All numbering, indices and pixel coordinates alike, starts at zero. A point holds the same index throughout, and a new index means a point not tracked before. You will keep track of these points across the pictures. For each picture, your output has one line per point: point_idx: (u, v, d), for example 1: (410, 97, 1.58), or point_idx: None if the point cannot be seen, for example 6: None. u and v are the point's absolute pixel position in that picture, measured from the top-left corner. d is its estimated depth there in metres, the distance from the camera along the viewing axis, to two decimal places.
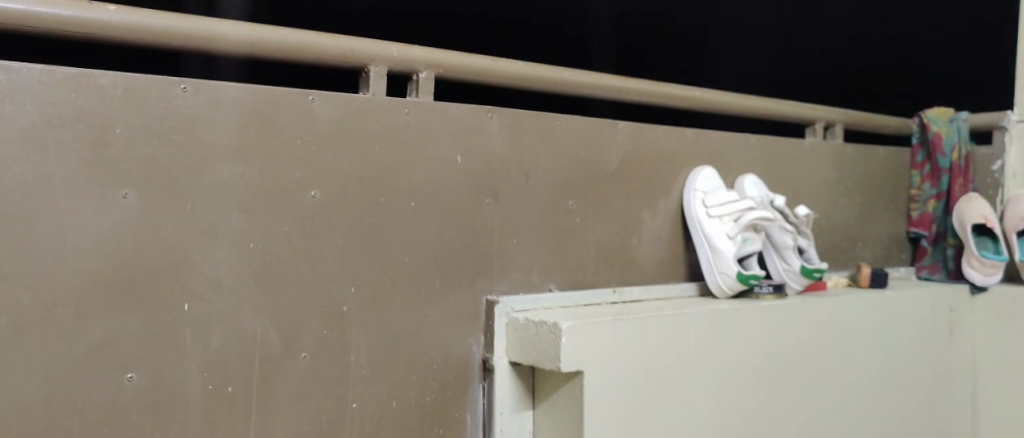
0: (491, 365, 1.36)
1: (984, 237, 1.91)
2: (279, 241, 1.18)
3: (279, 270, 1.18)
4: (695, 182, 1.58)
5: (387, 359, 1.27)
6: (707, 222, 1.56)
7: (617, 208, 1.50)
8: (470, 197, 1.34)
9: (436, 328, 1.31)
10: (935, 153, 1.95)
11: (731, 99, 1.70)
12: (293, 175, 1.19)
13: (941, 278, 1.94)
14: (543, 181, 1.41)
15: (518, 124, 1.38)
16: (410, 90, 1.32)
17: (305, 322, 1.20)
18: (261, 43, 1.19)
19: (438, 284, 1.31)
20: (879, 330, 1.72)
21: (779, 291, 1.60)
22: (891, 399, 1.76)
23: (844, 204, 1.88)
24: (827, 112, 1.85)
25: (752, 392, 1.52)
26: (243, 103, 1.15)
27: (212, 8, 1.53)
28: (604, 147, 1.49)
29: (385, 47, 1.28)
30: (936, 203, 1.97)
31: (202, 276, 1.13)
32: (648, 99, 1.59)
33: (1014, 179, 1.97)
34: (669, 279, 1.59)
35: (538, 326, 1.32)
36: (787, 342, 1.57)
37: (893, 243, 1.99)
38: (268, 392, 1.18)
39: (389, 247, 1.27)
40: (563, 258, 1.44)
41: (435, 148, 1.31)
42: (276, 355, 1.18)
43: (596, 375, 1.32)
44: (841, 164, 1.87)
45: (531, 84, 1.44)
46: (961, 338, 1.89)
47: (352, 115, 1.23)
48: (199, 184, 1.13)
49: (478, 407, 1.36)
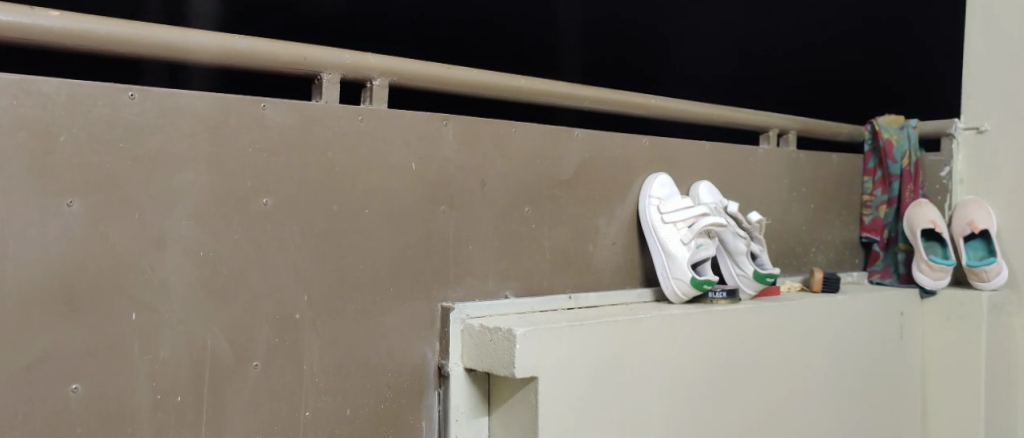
0: (446, 372, 1.36)
1: (933, 242, 1.95)
2: (230, 249, 1.17)
3: (230, 278, 1.18)
4: (650, 188, 1.60)
5: (341, 367, 1.26)
6: (662, 228, 1.57)
7: (572, 215, 1.51)
8: (425, 204, 1.34)
9: (391, 336, 1.31)
10: (886, 160, 1.99)
11: (685, 106, 1.72)
12: (243, 183, 1.18)
13: (892, 282, 1.98)
14: (498, 187, 1.42)
15: (473, 132, 1.39)
16: (364, 98, 1.32)
17: (256, 330, 1.20)
18: (210, 51, 1.19)
19: (394, 291, 1.31)
20: (830, 333, 1.75)
21: (733, 296, 1.61)
22: (842, 401, 1.79)
23: (797, 210, 1.91)
24: (780, 119, 1.88)
25: (703, 396, 1.53)
26: (194, 111, 1.15)
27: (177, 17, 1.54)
28: (559, 155, 1.50)
29: (338, 54, 1.28)
30: (887, 209, 2.01)
31: (151, 285, 1.13)
32: (603, 107, 1.60)
33: (961, 185, 2.00)
34: (624, 285, 1.60)
35: (492, 333, 1.33)
36: (738, 346, 1.59)
37: (845, 247, 2.03)
38: (218, 402, 1.17)
39: (342, 254, 1.26)
40: (519, 264, 1.45)
41: (390, 155, 1.31)
42: (226, 364, 1.18)
43: (549, 380, 1.32)
44: (793, 171, 1.90)
45: (485, 92, 1.44)
46: (909, 341, 1.92)
47: (304, 123, 1.23)
48: (148, 192, 1.12)
49: (433, 413, 1.36)
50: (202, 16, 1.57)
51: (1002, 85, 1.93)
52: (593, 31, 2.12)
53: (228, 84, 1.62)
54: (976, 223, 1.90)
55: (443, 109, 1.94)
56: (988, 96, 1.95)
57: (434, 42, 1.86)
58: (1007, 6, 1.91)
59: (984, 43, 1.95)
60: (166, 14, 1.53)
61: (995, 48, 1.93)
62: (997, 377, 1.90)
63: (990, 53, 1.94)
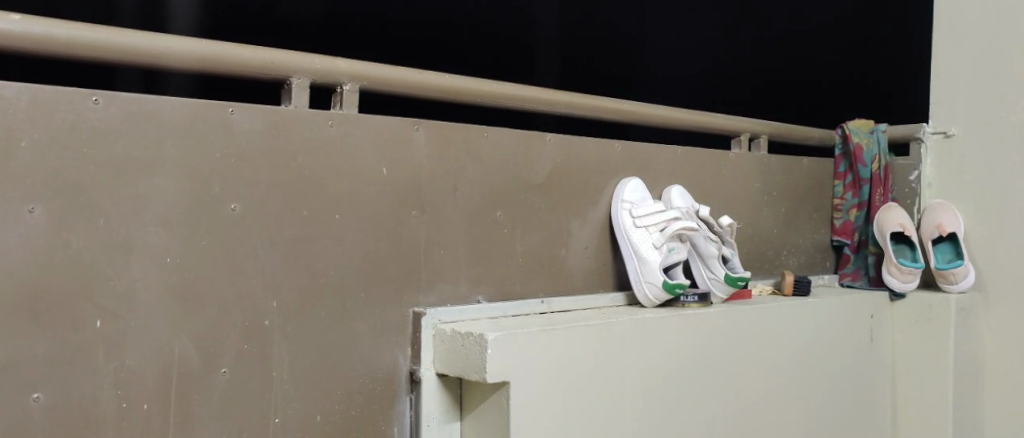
0: (418, 377, 1.36)
1: (903, 245, 1.97)
2: (197, 256, 1.17)
3: (198, 285, 1.17)
4: (622, 193, 1.60)
5: (311, 373, 1.26)
6: (634, 232, 1.58)
7: (545, 219, 1.52)
8: (396, 209, 1.34)
9: (362, 342, 1.31)
10: (856, 164, 2.00)
11: (657, 111, 1.72)
12: (211, 189, 1.17)
13: (862, 285, 1.99)
14: (470, 192, 1.42)
15: (444, 137, 1.39)
16: (334, 103, 1.32)
17: (224, 337, 1.19)
18: (176, 56, 1.18)
19: (365, 296, 1.31)
20: (800, 335, 1.76)
21: (704, 300, 1.62)
22: (812, 402, 1.80)
23: (769, 214, 1.93)
24: (751, 124, 1.90)
25: (673, 399, 1.54)
26: (161, 116, 1.14)
27: (152, 22, 1.53)
28: (531, 159, 1.50)
29: (308, 58, 1.28)
30: (857, 212, 2.03)
31: (115, 293, 1.12)
32: (575, 112, 1.60)
33: (929, 189, 2.03)
34: (597, 289, 1.60)
35: (464, 338, 1.33)
36: (708, 349, 1.59)
37: (817, 250, 2.04)
38: (185, 409, 1.16)
39: (312, 259, 1.26)
40: (491, 269, 1.45)
41: (360, 161, 1.30)
42: (193, 372, 1.17)
43: (520, 384, 1.32)
44: (765, 175, 1.91)
45: (455, 97, 1.44)
46: (878, 343, 1.94)
47: (274, 127, 1.23)
48: (112, 198, 1.11)
49: (405, 418, 1.36)
50: (180, 20, 1.56)
51: (969, 90, 1.96)
52: (558, 33, 2.14)
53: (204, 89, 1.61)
54: (944, 227, 1.92)
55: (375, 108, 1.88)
56: (956, 100, 1.98)
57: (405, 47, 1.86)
58: (973, 13, 1.94)
59: (951, 49, 1.98)
60: (142, 17, 1.53)
61: (962, 54, 1.96)
62: (965, 378, 1.92)
63: (957, 59, 1.97)
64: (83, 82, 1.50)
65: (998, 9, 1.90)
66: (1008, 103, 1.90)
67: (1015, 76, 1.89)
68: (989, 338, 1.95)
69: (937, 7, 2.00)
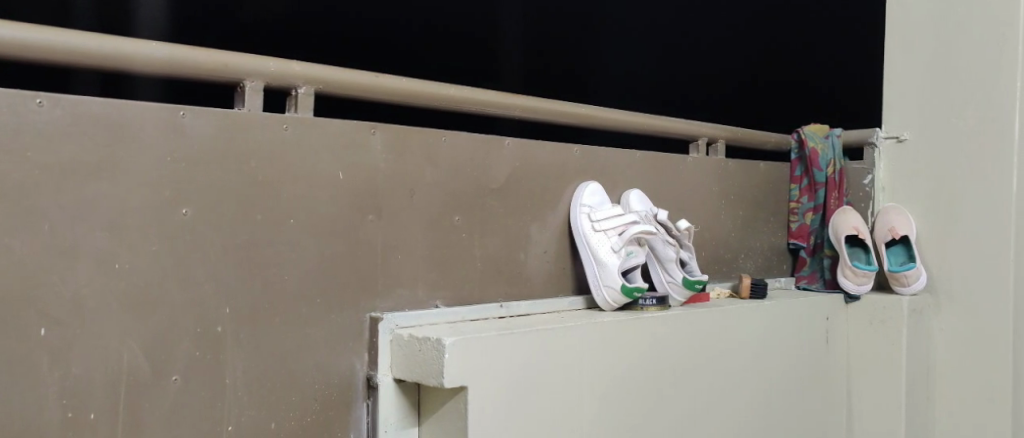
0: (375, 383, 1.35)
1: (857, 248, 2.00)
2: (146, 261, 1.15)
3: (148, 291, 1.15)
4: (580, 197, 1.60)
5: (265, 380, 1.24)
6: (592, 236, 1.58)
7: (502, 224, 1.51)
8: (352, 214, 1.33)
9: (317, 347, 1.29)
10: (812, 168, 2.03)
11: (614, 116, 1.73)
12: (161, 194, 1.16)
13: (818, 287, 2.01)
14: (428, 197, 1.41)
15: (401, 142, 1.38)
16: (289, 106, 1.30)
17: (175, 344, 1.17)
18: (126, 59, 1.16)
19: (320, 302, 1.30)
20: (755, 337, 1.77)
21: (662, 304, 1.63)
22: (767, 404, 1.81)
23: (727, 218, 1.94)
24: (709, 128, 1.91)
25: (629, 403, 1.54)
26: (107, 118, 1.12)
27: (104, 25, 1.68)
28: (490, 164, 1.49)
29: (262, 61, 1.26)
30: (813, 216, 2.06)
31: (61, 299, 1.09)
32: (532, 116, 1.60)
33: (883, 192, 2.05)
34: (555, 293, 1.60)
35: (421, 343, 1.32)
36: (664, 352, 1.59)
37: (774, 254, 2.06)
38: (134, 418, 1.14)
39: (266, 264, 1.24)
40: (449, 273, 1.44)
41: (316, 165, 1.29)
42: (143, 380, 1.15)
43: (477, 389, 1.32)
44: (722, 179, 1.93)
45: (413, 100, 1.43)
46: (833, 345, 1.96)
47: (226, 130, 1.21)
48: (57, 203, 1.09)
49: (362, 424, 1.35)
50: (141, 23, 1.73)
51: (920, 95, 1.99)
52: (474, 33, 2.29)
53: (164, 92, 1.70)
54: (897, 230, 1.96)
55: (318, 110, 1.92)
56: (908, 106, 2.01)
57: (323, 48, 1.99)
58: (922, 19, 1.98)
59: (903, 55, 2.01)
60: (97, 19, 1.67)
61: (913, 59, 2.00)
62: (917, 378, 1.95)
63: (910, 65, 2.00)
64: (38, 85, 1.60)
65: (947, 15, 1.94)
66: (957, 108, 1.94)
67: (966, 81, 1.92)
68: (940, 338, 1.97)
69: (888, 13, 2.04)
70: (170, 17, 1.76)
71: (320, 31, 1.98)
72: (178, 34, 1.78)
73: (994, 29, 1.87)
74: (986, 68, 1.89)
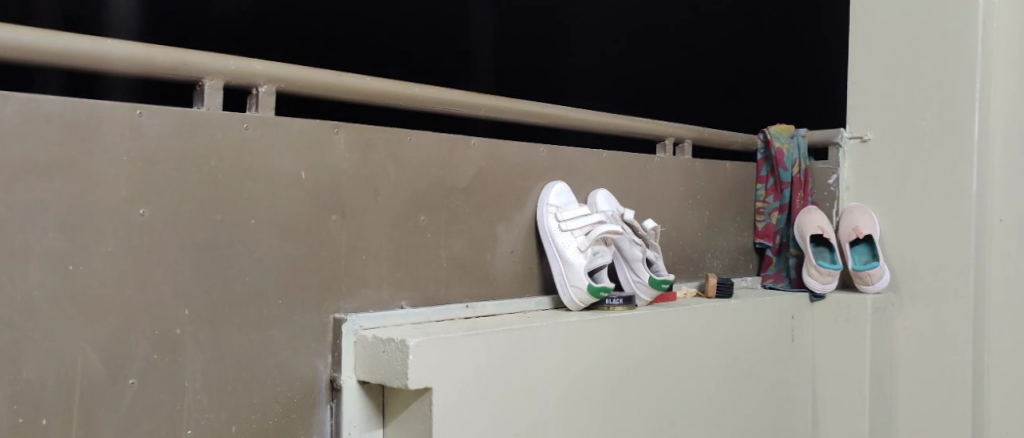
0: (339, 385, 1.33)
1: (822, 247, 2.01)
2: (102, 262, 1.13)
3: (103, 292, 1.13)
4: (547, 197, 1.60)
5: (226, 383, 1.22)
6: (559, 236, 1.58)
7: (468, 223, 1.50)
8: (316, 215, 1.31)
9: (279, 349, 1.28)
10: (778, 168, 2.04)
11: (581, 116, 1.73)
12: (116, 193, 1.14)
13: (784, 286, 2.03)
14: (392, 197, 1.40)
15: (366, 142, 1.37)
16: (250, 106, 1.29)
17: (131, 347, 1.15)
18: (83, 57, 1.13)
19: (282, 304, 1.28)
20: (721, 337, 1.78)
21: (628, 303, 1.63)
22: (733, 403, 1.82)
23: (693, 217, 1.95)
24: (676, 129, 1.92)
25: (595, 402, 1.53)
26: (60, 117, 1.10)
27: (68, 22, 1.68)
28: (455, 164, 1.48)
29: (221, 60, 1.24)
30: (779, 215, 2.07)
31: (11, 301, 1.07)
32: (500, 115, 1.59)
33: (847, 192, 2.07)
34: (522, 293, 1.60)
35: (385, 344, 1.31)
36: (630, 351, 1.59)
37: (740, 253, 2.07)
38: (88, 422, 1.12)
39: (227, 265, 1.22)
40: (414, 273, 1.43)
41: (278, 164, 1.28)
42: (98, 384, 1.13)
43: (442, 390, 1.31)
44: (689, 178, 1.94)
45: (377, 99, 1.42)
46: (798, 344, 1.97)
47: (184, 129, 1.19)
48: (8, 203, 1.07)
49: (325, 427, 1.34)
50: (101, 21, 1.71)
51: (883, 95, 2.01)
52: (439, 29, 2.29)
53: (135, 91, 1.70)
54: (861, 229, 1.97)
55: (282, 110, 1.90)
56: (872, 106, 2.03)
57: (288, 46, 1.97)
58: (886, 21, 2.00)
59: (866, 57, 2.03)
60: (62, 16, 1.67)
61: (877, 60, 2.02)
62: (881, 376, 1.96)
63: (872, 66, 2.02)
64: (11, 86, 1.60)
65: (909, 17, 1.97)
66: (919, 109, 1.95)
67: (929, 83, 1.94)
68: (902, 337, 1.99)
69: (853, 14, 2.06)
70: (131, 14, 1.75)
71: (283, 30, 1.96)
72: (141, 31, 1.77)
73: (957, 31, 1.89)
74: (948, 68, 1.91)
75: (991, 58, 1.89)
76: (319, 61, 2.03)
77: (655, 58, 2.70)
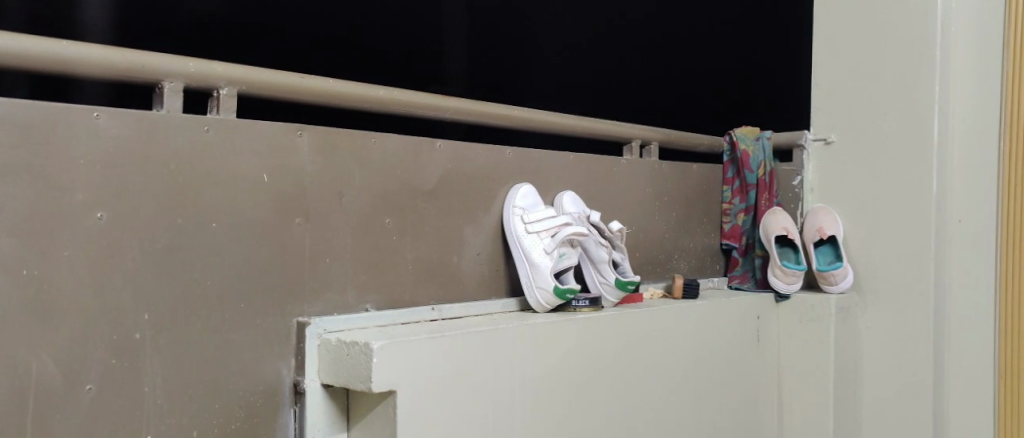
0: (303, 388, 1.33)
1: (787, 248, 2.04)
2: (57, 266, 1.12)
3: (59, 297, 1.12)
4: (514, 199, 1.60)
5: (186, 387, 1.21)
6: (525, 238, 1.58)
7: (434, 226, 1.50)
8: (279, 218, 1.31)
9: (242, 353, 1.27)
10: (743, 169, 2.06)
11: (549, 118, 1.74)
12: (72, 197, 1.13)
13: (750, 287, 2.04)
14: (357, 200, 1.39)
15: (331, 144, 1.36)
16: (211, 108, 1.28)
17: (89, 352, 1.14)
18: (38, 58, 1.12)
19: (245, 307, 1.27)
20: (686, 337, 1.79)
21: (595, 304, 1.64)
22: (698, 403, 1.83)
23: (660, 218, 1.96)
24: (642, 130, 1.93)
25: (561, 404, 1.54)
26: (14, 120, 1.09)
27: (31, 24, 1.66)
28: (420, 166, 1.48)
29: (181, 62, 1.23)
30: (745, 216, 2.09)
31: None
32: (466, 117, 1.59)
33: (811, 193, 2.10)
34: (489, 294, 1.60)
35: (349, 347, 1.30)
36: (596, 352, 1.60)
37: (707, 254, 2.09)
38: (44, 428, 1.11)
39: (187, 269, 1.21)
40: (380, 276, 1.43)
41: (241, 167, 1.27)
42: (55, 390, 1.11)
43: (405, 393, 1.30)
44: (655, 180, 1.95)
45: (342, 101, 1.41)
46: (762, 343, 1.99)
47: (143, 132, 1.18)
48: None
49: (289, 430, 1.33)
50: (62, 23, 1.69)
51: (846, 97, 2.03)
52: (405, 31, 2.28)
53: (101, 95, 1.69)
54: (824, 229, 1.99)
55: (248, 112, 1.89)
56: (835, 108, 2.05)
57: (251, 48, 1.96)
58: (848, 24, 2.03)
59: (829, 60, 2.06)
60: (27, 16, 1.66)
61: (839, 63, 2.04)
62: (844, 375, 1.99)
63: (835, 68, 2.05)
64: None
65: (870, 21, 1.99)
66: (881, 111, 1.98)
67: (890, 85, 1.97)
68: (866, 337, 2.01)
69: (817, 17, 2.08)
70: (94, 15, 1.73)
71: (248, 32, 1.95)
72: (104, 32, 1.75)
73: (917, 34, 1.92)
74: (908, 71, 1.94)
75: (951, 61, 1.92)
76: (284, 64, 2.02)
77: (622, 63, 2.72)
